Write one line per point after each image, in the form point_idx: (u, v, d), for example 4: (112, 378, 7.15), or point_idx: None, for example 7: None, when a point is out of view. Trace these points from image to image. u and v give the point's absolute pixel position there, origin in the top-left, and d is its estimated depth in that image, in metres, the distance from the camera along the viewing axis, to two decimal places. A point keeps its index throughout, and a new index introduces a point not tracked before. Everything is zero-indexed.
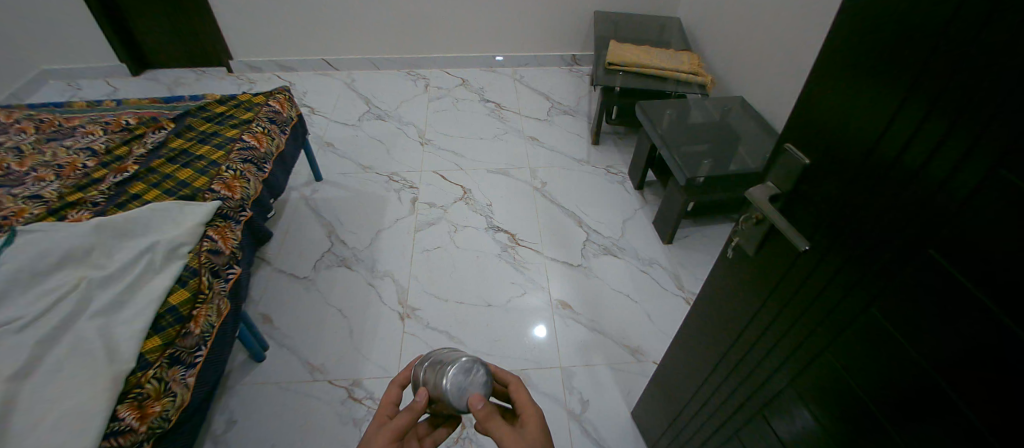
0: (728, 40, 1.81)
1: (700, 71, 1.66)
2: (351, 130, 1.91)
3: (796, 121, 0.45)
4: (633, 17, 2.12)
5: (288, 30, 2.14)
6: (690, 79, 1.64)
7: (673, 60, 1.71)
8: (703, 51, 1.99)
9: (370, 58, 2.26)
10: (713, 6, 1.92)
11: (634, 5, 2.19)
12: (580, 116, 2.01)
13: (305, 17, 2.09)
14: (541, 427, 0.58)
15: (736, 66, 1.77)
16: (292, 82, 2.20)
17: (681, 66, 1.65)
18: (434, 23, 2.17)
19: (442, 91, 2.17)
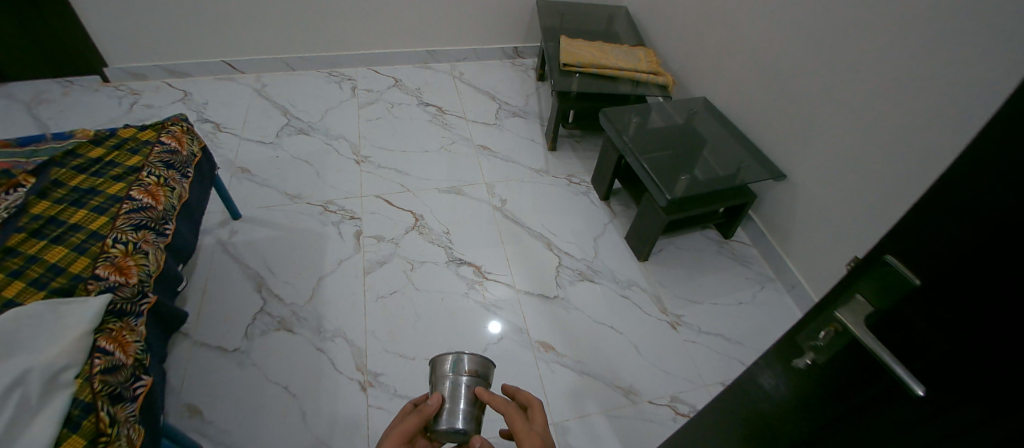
0: (679, 33, 1.74)
1: (659, 71, 1.60)
2: (269, 150, 1.61)
3: (910, 234, 0.39)
4: (577, 9, 2.02)
5: (177, 27, 1.74)
6: (650, 80, 1.57)
7: (629, 59, 1.63)
8: (652, 42, 1.91)
9: (283, 58, 1.93)
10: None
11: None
12: (531, 118, 1.87)
13: (200, 11, 1.71)
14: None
15: (689, 62, 1.71)
16: (188, 91, 1.82)
17: (640, 66, 1.58)
18: (362, 16, 1.88)
19: (373, 94, 1.90)
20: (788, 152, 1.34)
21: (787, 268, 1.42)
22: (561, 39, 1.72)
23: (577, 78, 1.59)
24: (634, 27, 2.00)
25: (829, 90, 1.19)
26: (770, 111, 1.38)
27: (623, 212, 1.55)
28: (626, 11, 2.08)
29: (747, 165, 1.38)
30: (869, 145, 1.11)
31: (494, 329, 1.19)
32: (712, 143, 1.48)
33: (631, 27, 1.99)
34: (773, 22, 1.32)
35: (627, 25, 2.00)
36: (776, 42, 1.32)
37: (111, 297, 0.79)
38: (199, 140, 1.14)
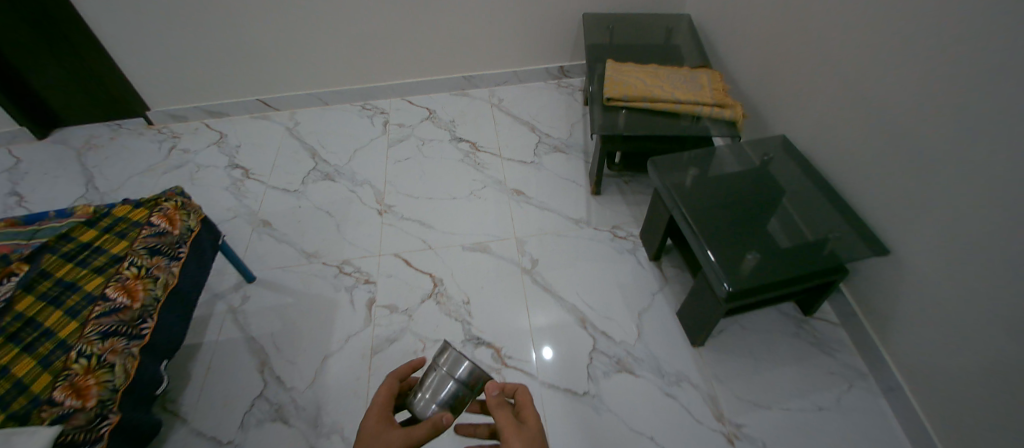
0: (757, 52, 1.42)
1: (730, 101, 1.26)
2: (291, 200, 1.56)
3: None
4: (632, 23, 1.74)
5: (211, 69, 1.71)
6: (716, 114, 1.25)
7: (691, 87, 1.31)
8: (722, 59, 1.60)
9: (315, 93, 1.84)
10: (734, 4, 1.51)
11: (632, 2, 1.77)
12: (574, 153, 1.64)
13: (231, 53, 1.67)
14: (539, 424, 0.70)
15: (767, 88, 1.39)
16: (224, 133, 1.82)
17: (704, 97, 1.26)
18: (392, 46, 1.74)
19: (405, 129, 1.76)
20: (899, 222, 1.02)
21: (890, 367, 1.11)
22: (608, 65, 1.45)
23: (623, 114, 1.32)
24: (700, 40, 1.69)
25: (969, 150, 0.86)
26: (873, 167, 1.06)
27: (676, 277, 1.29)
28: (691, 20, 1.77)
29: (842, 235, 1.08)
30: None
31: (546, 354, 1.16)
32: (796, 199, 1.16)
33: (696, 42, 1.68)
34: (882, 50, 1.00)
35: (692, 38, 1.69)
36: (887, 77, 1.00)
37: (61, 428, 0.73)
38: (196, 204, 1.10)
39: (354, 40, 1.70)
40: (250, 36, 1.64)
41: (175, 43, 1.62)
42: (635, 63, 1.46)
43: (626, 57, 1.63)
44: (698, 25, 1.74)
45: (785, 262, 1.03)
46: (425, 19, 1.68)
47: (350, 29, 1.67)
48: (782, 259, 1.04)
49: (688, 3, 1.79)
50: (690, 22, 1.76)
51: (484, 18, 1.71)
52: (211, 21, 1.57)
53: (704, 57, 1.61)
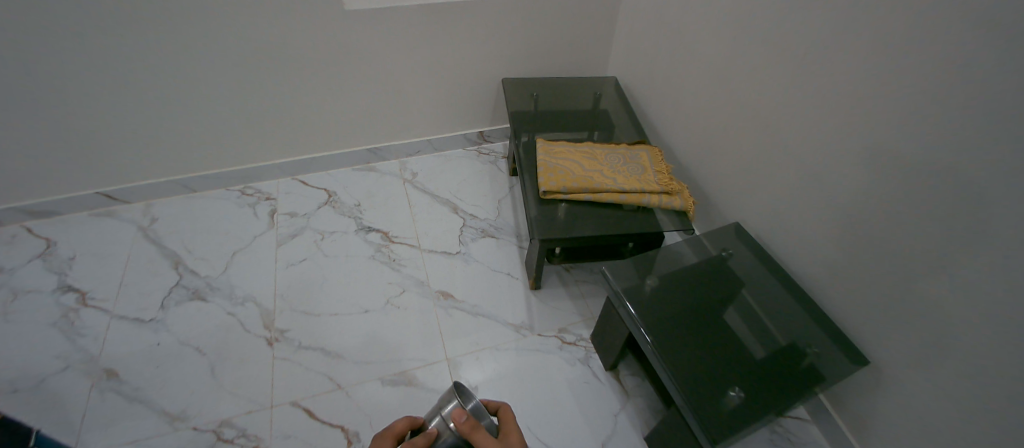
0: (692, 123, 1.32)
1: (677, 187, 1.16)
2: (148, 337, 1.14)
3: None
4: (554, 88, 1.62)
5: (24, 159, 1.28)
6: (664, 203, 1.13)
7: (631, 174, 1.20)
8: (653, 126, 1.51)
9: (179, 180, 1.46)
10: (660, 71, 1.43)
11: (554, 63, 1.65)
12: (505, 237, 1.47)
13: (54, 136, 1.26)
14: (522, 441, 0.72)
15: (708, 163, 1.30)
16: (52, 240, 1.34)
17: (650, 185, 1.14)
18: (282, 119, 1.45)
19: (299, 220, 1.46)
20: (864, 326, 0.93)
21: None
22: (539, 147, 1.29)
23: (562, 208, 1.15)
24: (627, 105, 1.59)
25: (935, 259, 0.79)
26: (834, 262, 0.97)
27: (637, 388, 1.13)
28: (616, 83, 1.67)
29: (817, 344, 0.97)
30: (1005, 359, 0.71)
31: None
32: (761, 300, 1.04)
33: (623, 108, 1.58)
34: (832, 140, 0.92)
35: (618, 105, 1.59)
36: (840, 169, 0.91)
37: None
38: None
39: (233, 114, 1.38)
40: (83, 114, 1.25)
41: None
42: (567, 144, 1.32)
43: (554, 128, 1.48)
44: (623, 89, 1.65)
45: (771, 394, 0.88)
46: (321, 87, 1.41)
47: (224, 103, 1.35)
48: (766, 388, 0.89)
49: (609, 64, 1.71)
50: (614, 85, 1.67)
51: (393, 83, 1.48)
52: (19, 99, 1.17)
53: (634, 126, 1.51)
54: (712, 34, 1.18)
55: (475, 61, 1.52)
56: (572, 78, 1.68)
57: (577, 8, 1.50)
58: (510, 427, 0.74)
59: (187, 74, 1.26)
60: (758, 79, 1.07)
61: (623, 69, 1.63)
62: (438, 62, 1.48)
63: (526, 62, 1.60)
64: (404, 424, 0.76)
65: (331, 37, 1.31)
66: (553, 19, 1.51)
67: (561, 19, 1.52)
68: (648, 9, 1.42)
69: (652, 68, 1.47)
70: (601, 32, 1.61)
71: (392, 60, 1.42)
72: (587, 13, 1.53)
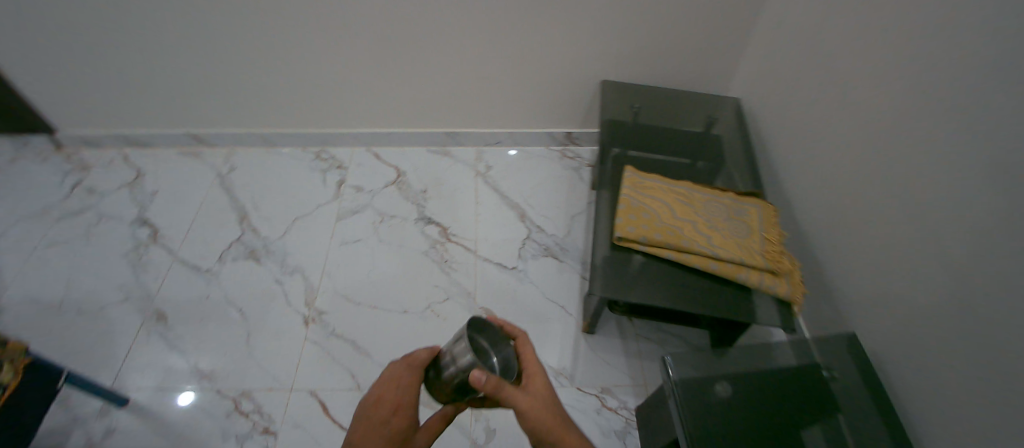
0: (828, 182, 1.05)
1: (782, 267, 1.02)
2: (201, 287, 1.18)
3: None
4: (660, 105, 1.41)
5: (127, 93, 1.35)
6: (764, 285, 1.00)
7: (728, 237, 1.07)
8: (780, 169, 1.23)
9: (261, 133, 1.48)
10: (797, 103, 1.14)
11: (665, 69, 1.40)
12: (569, 261, 1.34)
13: (150, 75, 1.30)
14: (546, 383, 0.74)
15: (844, 237, 1.02)
16: (142, 171, 1.44)
17: (750, 258, 1.01)
18: (361, 87, 1.38)
19: (363, 197, 1.42)
20: None
21: None
22: (626, 177, 1.17)
23: (636, 257, 1.05)
24: (747, 140, 1.35)
25: None
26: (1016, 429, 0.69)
27: None
28: (739, 107, 1.41)
29: None
30: None
31: None
32: (860, 437, 0.81)
33: (740, 144, 1.34)
34: None
35: (735, 138, 1.35)
36: None
37: None
38: (7, 342, 0.73)
39: (311, 74, 1.33)
40: (172, 55, 1.26)
41: (71, 59, 1.25)
42: (660, 178, 1.18)
43: (650, 155, 1.30)
44: (745, 116, 1.39)
45: None
46: (404, 61, 1.32)
47: (306, 65, 1.31)
48: None
49: (735, 80, 1.43)
50: (736, 110, 1.42)
51: (479, 69, 1.35)
52: (118, 39, 1.21)
53: (750, 169, 1.27)
54: (884, 75, 0.89)
55: (572, 54, 1.33)
56: (685, 94, 1.45)
57: (706, 8, 1.24)
58: (533, 371, 0.75)
59: (270, 30, 1.21)
60: (951, 150, 0.78)
61: (751, 89, 1.35)
62: (528, 51, 1.31)
63: (635, 65, 1.37)
64: (427, 353, 0.76)
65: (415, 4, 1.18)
66: (672, 18, 1.26)
67: (681, 18, 1.26)
68: (797, 24, 1.12)
69: (788, 98, 1.18)
70: (731, 41, 1.33)
71: (482, 41, 1.28)
72: (717, 16, 1.26)
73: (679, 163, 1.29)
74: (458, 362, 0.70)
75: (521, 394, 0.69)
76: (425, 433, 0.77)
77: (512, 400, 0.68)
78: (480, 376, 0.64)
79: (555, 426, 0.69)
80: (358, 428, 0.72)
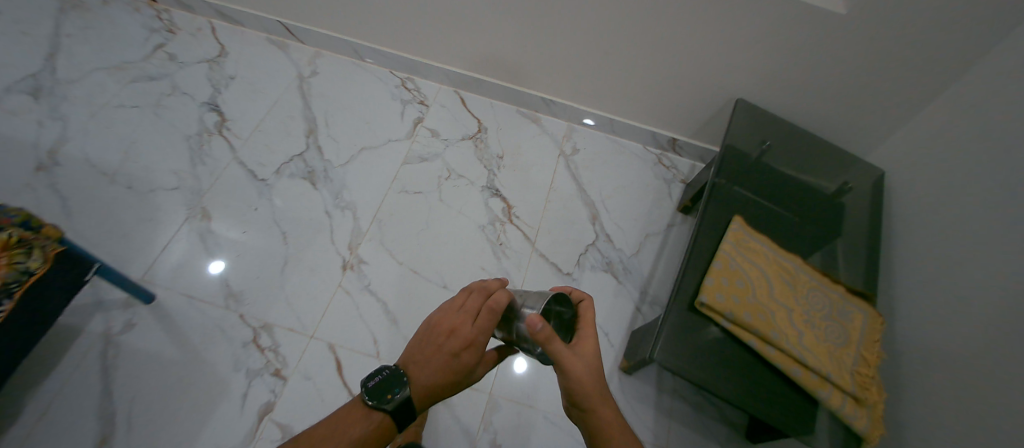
0: (1007, 317, 0.86)
1: (869, 395, 0.88)
2: (252, 197, 1.17)
3: None
4: (804, 144, 1.20)
5: None
6: (842, 411, 0.87)
7: (822, 341, 0.91)
8: (920, 272, 1.03)
9: (350, 42, 1.36)
10: (1001, 204, 0.92)
11: (818, 98, 1.20)
12: (628, 284, 1.21)
13: None
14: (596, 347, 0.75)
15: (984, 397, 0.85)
16: (225, 49, 1.39)
17: (838, 377, 0.87)
18: (467, 24, 1.22)
19: (434, 144, 1.31)
20: None
21: None
22: (731, 229, 0.98)
23: (713, 329, 0.92)
24: (875, 227, 1.14)
25: None
26: None
27: None
28: (878, 182, 1.19)
29: None
30: None
31: None
32: None
33: (865, 228, 1.13)
34: None
35: (862, 217, 1.15)
36: None
37: None
38: (47, 228, 0.78)
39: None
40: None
41: None
42: (767, 242, 1.00)
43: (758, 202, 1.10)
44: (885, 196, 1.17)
45: None
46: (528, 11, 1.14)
47: None
48: None
49: (908, 136, 1.17)
50: (872, 187, 1.19)
51: (610, 39, 1.17)
52: None
53: (859, 261, 1.08)
54: None
55: (719, 52, 1.14)
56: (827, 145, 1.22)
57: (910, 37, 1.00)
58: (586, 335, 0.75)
59: None
60: None
61: (929, 157, 1.10)
62: (673, 32, 1.11)
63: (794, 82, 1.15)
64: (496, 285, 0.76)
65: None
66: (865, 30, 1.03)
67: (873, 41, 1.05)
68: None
69: (989, 191, 0.95)
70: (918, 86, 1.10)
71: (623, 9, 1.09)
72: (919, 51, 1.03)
73: (785, 225, 1.10)
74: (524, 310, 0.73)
75: (569, 354, 0.71)
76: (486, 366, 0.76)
77: (559, 355, 0.70)
78: (538, 322, 0.67)
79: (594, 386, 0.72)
80: (426, 354, 0.72)
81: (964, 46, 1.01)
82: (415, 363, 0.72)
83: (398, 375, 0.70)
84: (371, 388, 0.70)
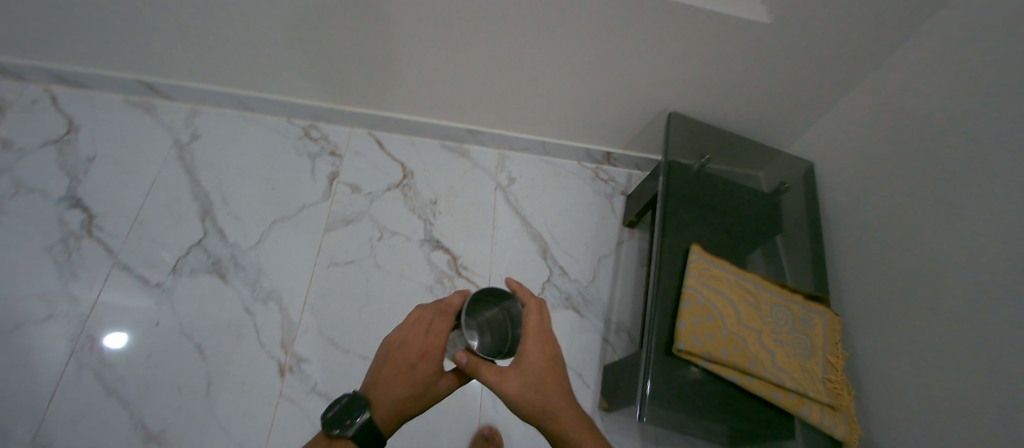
0: (938, 299, 0.94)
1: (842, 401, 0.96)
2: (149, 310, 0.99)
3: None
4: (728, 152, 1.30)
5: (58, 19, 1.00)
6: (823, 423, 0.93)
7: (792, 356, 0.98)
8: (860, 263, 1.13)
9: (236, 95, 1.17)
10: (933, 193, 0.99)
11: (732, 96, 1.24)
12: (591, 316, 1.18)
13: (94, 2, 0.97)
14: (539, 360, 0.69)
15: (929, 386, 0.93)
16: (74, 123, 1.12)
17: (814, 392, 0.94)
18: (379, 64, 1.11)
19: (359, 201, 1.17)
20: None
21: None
22: (692, 262, 1.03)
23: (692, 370, 0.94)
24: (815, 219, 1.26)
25: None
26: None
27: None
28: (809, 174, 1.32)
29: None
30: None
31: None
32: None
33: (805, 222, 1.26)
34: None
35: (801, 219, 1.26)
36: None
37: None
38: None
39: (314, 33, 1.02)
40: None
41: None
42: (725, 265, 1.06)
43: (707, 220, 1.18)
44: (817, 188, 1.30)
45: None
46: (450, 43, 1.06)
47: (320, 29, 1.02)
48: None
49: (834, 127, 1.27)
50: (806, 190, 1.30)
51: (533, 59, 1.11)
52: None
53: (805, 258, 1.21)
54: None
55: (643, 63, 1.13)
56: (754, 147, 1.34)
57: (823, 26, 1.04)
58: (528, 346, 0.69)
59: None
60: None
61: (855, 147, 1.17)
62: (599, 46, 1.08)
63: (718, 82, 1.19)
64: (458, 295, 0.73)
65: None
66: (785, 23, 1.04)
67: (788, 40, 1.08)
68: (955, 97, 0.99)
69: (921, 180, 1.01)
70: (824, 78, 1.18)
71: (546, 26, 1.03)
72: (830, 43, 1.09)
73: (738, 238, 1.19)
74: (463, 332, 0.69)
75: (501, 376, 0.67)
76: (452, 378, 0.74)
77: (490, 382, 0.66)
78: (459, 358, 0.66)
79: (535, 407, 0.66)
80: (385, 372, 0.73)
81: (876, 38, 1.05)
82: (375, 384, 0.72)
83: (358, 400, 0.70)
84: (332, 418, 0.69)
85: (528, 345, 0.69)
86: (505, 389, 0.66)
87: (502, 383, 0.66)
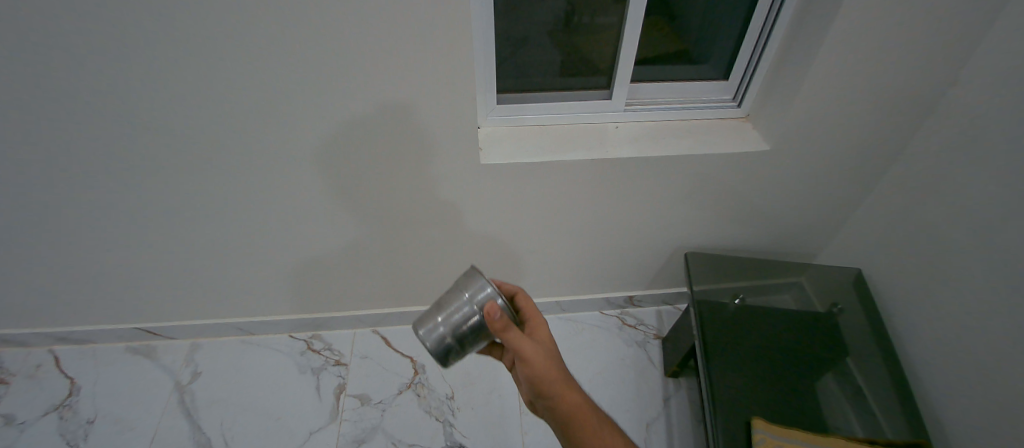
0: None
1: None
2: None
3: None
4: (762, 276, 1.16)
5: (65, 287, 1.03)
6: None
7: None
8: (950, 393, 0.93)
9: (236, 323, 1.16)
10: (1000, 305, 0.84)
11: (745, 221, 1.14)
12: None
13: (99, 266, 1.00)
14: (548, 331, 0.75)
15: None
16: (76, 383, 1.10)
17: None
18: (372, 267, 1.09)
19: (366, 410, 1.07)
20: None
21: None
22: (758, 444, 0.88)
23: None
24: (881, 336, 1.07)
25: None
26: None
27: None
28: (857, 283, 1.14)
29: None
30: None
31: None
32: None
33: (873, 343, 1.07)
34: None
35: (867, 340, 1.07)
36: None
37: None
38: None
39: (301, 248, 1.02)
40: (122, 236, 0.95)
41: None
42: (797, 435, 0.90)
43: (757, 370, 1.01)
44: (872, 296, 1.12)
45: None
46: (440, 238, 1.04)
47: (307, 246, 1.01)
48: None
49: (855, 236, 1.16)
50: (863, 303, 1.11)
51: (527, 234, 1.06)
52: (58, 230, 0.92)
53: (890, 390, 1.00)
54: None
55: (644, 215, 1.06)
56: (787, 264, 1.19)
57: (822, 146, 0.97)
58: (537, 322, 0.76)
59: (263, 209, 0.92)
60: None
61: (894, 257, 1.05)
62: (593, 208, 1.02)
63: (726, 216, 1.11)
64: None
65: (445, 166, 0.88)
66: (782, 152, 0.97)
67: (792, 163, 0.99)
68: (969, 187, 0.86)
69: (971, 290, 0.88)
70: (845, 192, 1.08)
71: (532, 205, 0.99)
72: (836, 156, 0.99)
73: (806, 385, 1.00)
74: (474, 301, 0.70)
75: (526, 341, 0.69)
76: None
77: (520, 346, 0.68)
78: (495, 312, 0.66)
79: (559, 375, 0.70)
80: None
81: (879, 150, 0.98)
82: None
83: None
84: None
85: (537, 322, 0.76)
86: (532, 354, 0.69)
87: (529, 348, 0.69)
